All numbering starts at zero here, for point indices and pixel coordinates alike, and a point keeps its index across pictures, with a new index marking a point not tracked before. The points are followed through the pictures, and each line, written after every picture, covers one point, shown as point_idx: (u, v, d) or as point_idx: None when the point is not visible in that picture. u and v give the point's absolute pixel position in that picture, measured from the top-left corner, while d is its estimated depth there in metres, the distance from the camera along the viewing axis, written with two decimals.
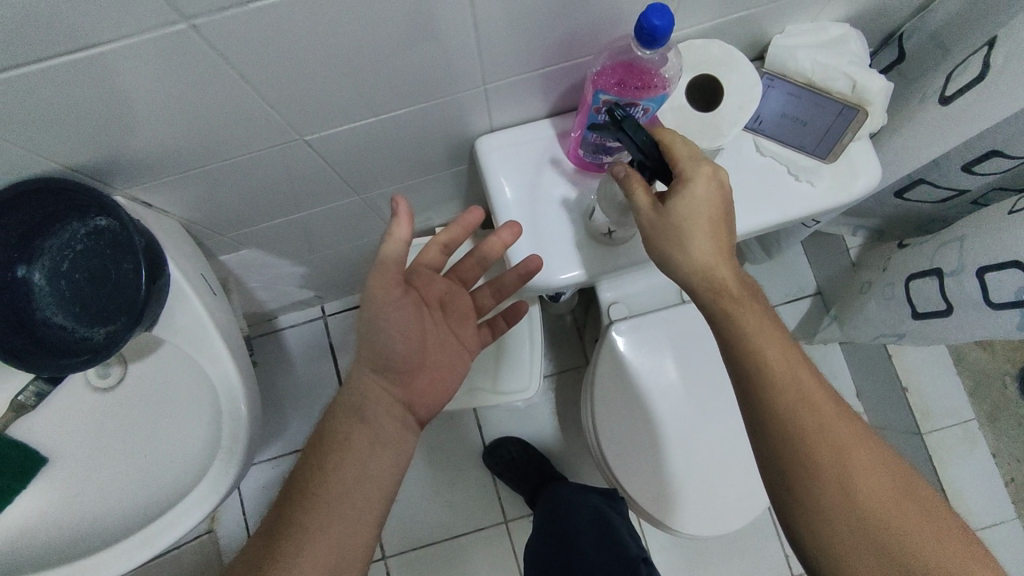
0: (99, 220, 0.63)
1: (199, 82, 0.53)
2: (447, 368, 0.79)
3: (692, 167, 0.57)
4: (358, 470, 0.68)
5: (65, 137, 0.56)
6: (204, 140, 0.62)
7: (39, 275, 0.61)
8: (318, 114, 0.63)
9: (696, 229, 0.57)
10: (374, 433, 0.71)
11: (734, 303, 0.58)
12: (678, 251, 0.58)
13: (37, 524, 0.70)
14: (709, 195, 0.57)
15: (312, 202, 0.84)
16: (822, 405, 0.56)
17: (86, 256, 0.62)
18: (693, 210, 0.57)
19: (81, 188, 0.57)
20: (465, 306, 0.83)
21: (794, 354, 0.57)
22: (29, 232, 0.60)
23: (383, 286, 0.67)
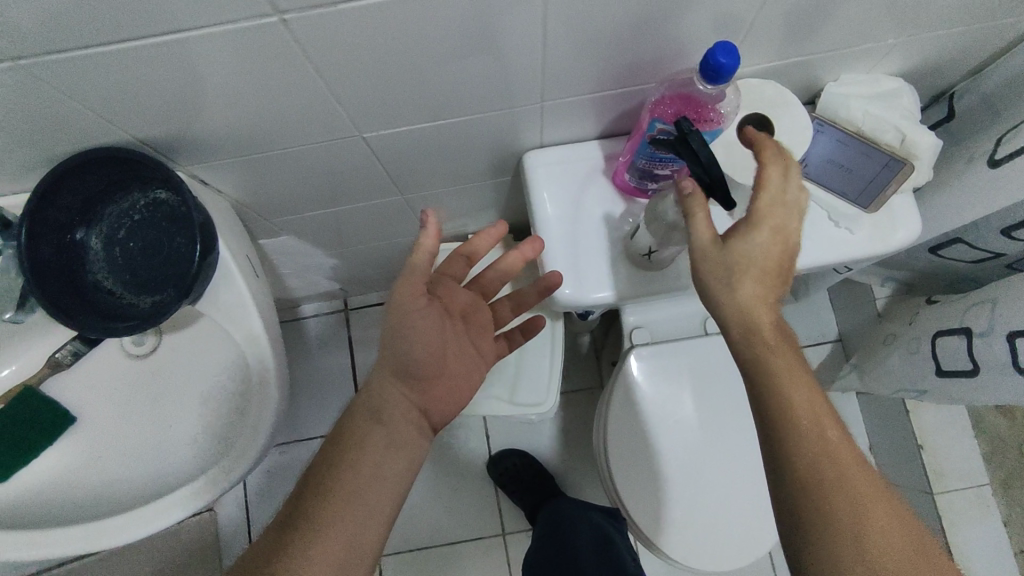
0: (159, 192, 0.65)
1: (275, 73, 0.56)
2: (464, 378, 0.78)
3: (769, 216, 0.57)
4: (374, 466, 0.68)
5: (140, 112, 0.58)
6: (268, 128, 0.64)
7: (96, 239, 0.64)
8: (379, 114, 0.65)
9: (746, 275, 0.58)
10: (389, 434, 0.70)
11: (764, 342, 0.59)
12: (721, 287, 0.59)
13: (59, 480, 0.72)
14: (772, 249, 0.58)
15: (357, 197, 0.86)
16: (841, 450, 0.56)
17: (141, 226, 0.65)
18: (750, 258, 0.58)
19: (144, 155, 0.59)
20: (486, 317, 0.83)
21: (818, 395, 0.58)
22: (92, 197, 0.62)
23: (410, 295, 0.70)
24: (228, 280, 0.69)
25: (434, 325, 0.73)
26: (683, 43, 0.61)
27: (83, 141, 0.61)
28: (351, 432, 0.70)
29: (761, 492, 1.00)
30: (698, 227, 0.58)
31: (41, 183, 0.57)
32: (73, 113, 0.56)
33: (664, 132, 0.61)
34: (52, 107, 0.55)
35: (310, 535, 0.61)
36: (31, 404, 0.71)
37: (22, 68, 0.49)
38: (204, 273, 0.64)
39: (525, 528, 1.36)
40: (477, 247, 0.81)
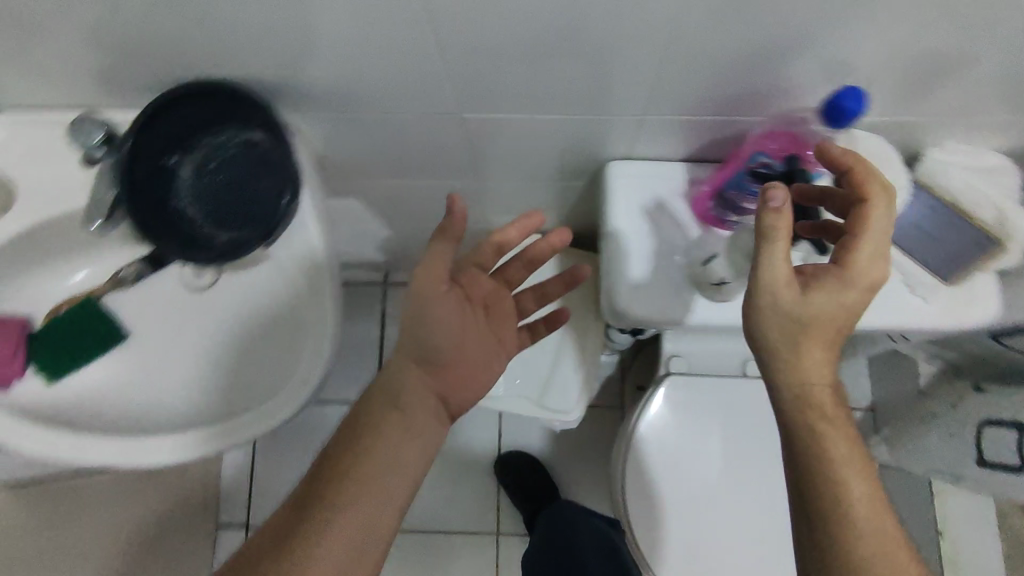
0: (254, 131, 0.65)
1: (393, 36, 0.56)
2: (484, 368, 0.74)
3: (864, 271, 0.54)
4: (385, 453, 0.68)
5: (255, 52, 0.59)
6: (370, 89, 0.65)
7: (186, 167, 0.64)
8: (479, 95, 0.66)
9: (816, 338, 0.55)
10: (405, 423, 0.69)
11: (814, 404, 0.56)
12: (786, 336, 0.55)
13: (100, 390, 0.73)
14: (858, 306, 0.55)
15: (430, 175, 0.86)
16: (883, 525, 0.53)
17: (231, 161, 0.65)
18: (828, 316, 0.54)
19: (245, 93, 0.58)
20: (508, 308, 0.78)
21: (864, 464, 0.55)
22: (191, 123, 0.63)
23: (433, 285, 0.67)
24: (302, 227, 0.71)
25: (456, 315, 0.70)
26: (795, 77, 0.60)
27: (192, 71, 0.62)
28: (364, 419, 0.70)
29: (773, 542, 0.98)
30: (777, 267, 0.53)
31: (152, 105, 0.59)
32: (192, 41, 0.58)
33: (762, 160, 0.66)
34: (176, 31, 0.57)
35: (326, 518, 0.63)
36: (83, 317, 0.72)
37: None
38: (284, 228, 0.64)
39: (520, 532, 1.35)
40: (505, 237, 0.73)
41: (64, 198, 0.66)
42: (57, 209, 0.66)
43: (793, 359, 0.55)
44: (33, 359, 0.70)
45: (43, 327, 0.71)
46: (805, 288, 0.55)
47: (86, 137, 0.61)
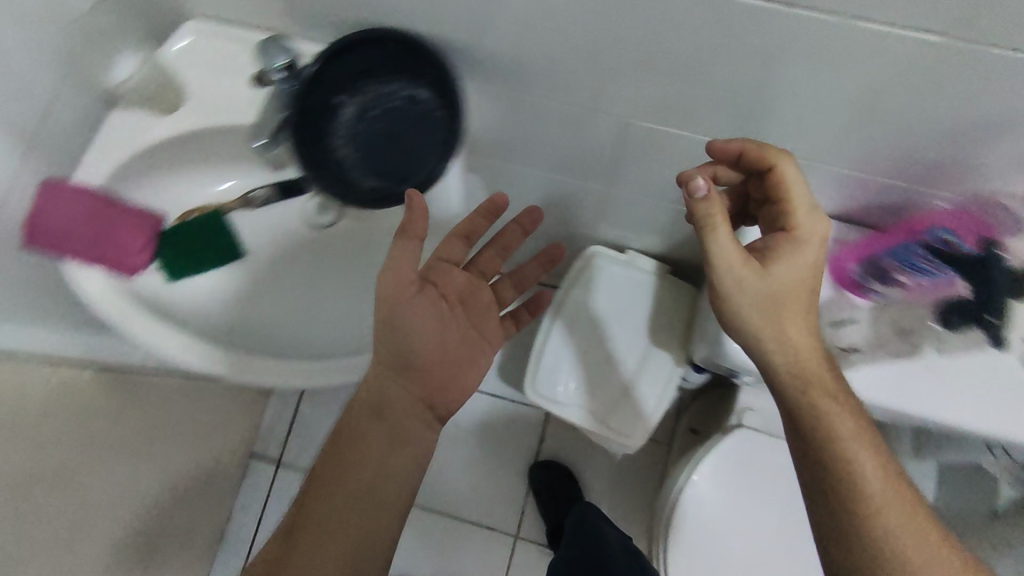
0: (421, 89, 0.65)
1: (586, 26, 0.56)
2: (469, 367, 0.74)
3: (807, 231, 0.62)
4: (377, 454, 0.70)
5: (446, 14, 0.59)
6: (543, 72, 0.65)
7: (348, 108, 0.64)
8: (645, 103, 0.65)
9: (792, 305, 0.62)
10: (394, 429, 0.71)
11: (811, 389, 0.62)
12: (758, 309, 0.62)
13: (214, 301, 0.77)
14: (817, 265, 0.62)
15: (561, 172, 0.87)
16: (888, 493, 0.59)
17: (393, 113, 0.65)
18: (793, 280, 0.62)
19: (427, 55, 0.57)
20: (487, 300, 0.77)
21: (868, 439, 0.61)
22: (364, 67, 0.63)
23: (399, 287, 0.65)
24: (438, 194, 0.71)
25: (430, 312, 0.69)
26: (987, 153, 0.57)
27: (377, 20, 0.63)
28: (346, 427, 0.71)
29: None
30: (729, 248, 0.59)
31: (334, 46, 0.59)
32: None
33: (949, 239, 0.64)
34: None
35: (318, 538, 0.65)
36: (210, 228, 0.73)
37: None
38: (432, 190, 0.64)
39: (540, 541, 1.34)
40: (473, 225, 0.75)
41: (232, 110, 0.68)
42: (223, 119, 0.69)
43: (773, 333, 0.62)
44: (159, 255, 0.73)
45: (174, 228, 0.73)
46: (765, 263, 0.62)
47: (269, 60, 0.62)
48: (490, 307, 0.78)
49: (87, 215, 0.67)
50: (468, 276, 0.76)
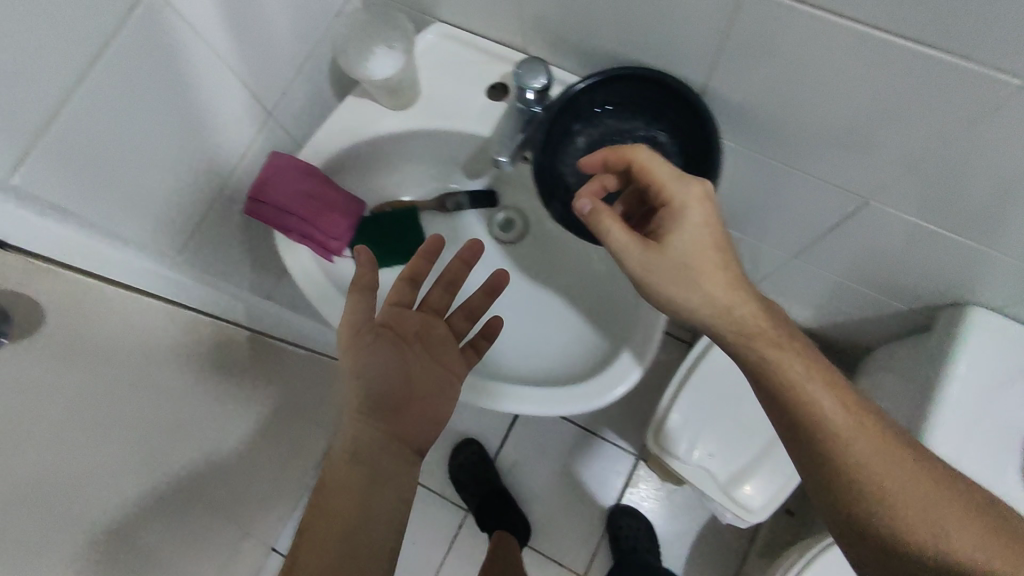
0: (659, 132, 0.64)
1: (865, 107, 0.53)
2: (440, 398, 0.64)
3: (681, 189, 0.56)
4: (366, 488, 0.57)
5: (699, 55, 0.57)
6: (781, 132, 0.61)
7: (583, 139, 0.64)
8: (891, 190, 0.61)
9: (708, 272, 0.55)
10: (379, 463, 0.59)
11: (807, 411, 0.53)
12: (678, 291, 0.56)
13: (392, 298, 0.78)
14: (705, 219, 0.56)
15: (745, 231, 0.83)
16: (929, 496, 0.50)
17: (626, 151, 0.64)
18: (695, 240, 0.56)
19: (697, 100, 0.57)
20: (444, 340, 0.67)
21: (885, 438, 0.52)
22: (607, 102, 0.63)
23: (354, 334, 0.62)
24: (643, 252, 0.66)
25: (392, 357, 0.62)
26: None
27: (621, 51, 0.61)
28: (325, 485, 0.58)
29: None
30: (624, 240, 0.57)
31: (594, 79, 0.60)
32: (649, 24, 0.56)
33: None
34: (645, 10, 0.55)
35: None
36: (408, 223, 0.76)
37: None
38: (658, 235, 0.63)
39: None
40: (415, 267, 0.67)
41: (467, 117, 0.68)
42: (457, 125, 0.68)
43: (696, 316, 0.57)
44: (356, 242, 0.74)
45: (372, 218, 0.75)
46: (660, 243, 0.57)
47: (527, 79, 0.60)
48: (450, 343, 0.67)
49: (308, 195, 0.68)
50: (422, 316, 0.67)
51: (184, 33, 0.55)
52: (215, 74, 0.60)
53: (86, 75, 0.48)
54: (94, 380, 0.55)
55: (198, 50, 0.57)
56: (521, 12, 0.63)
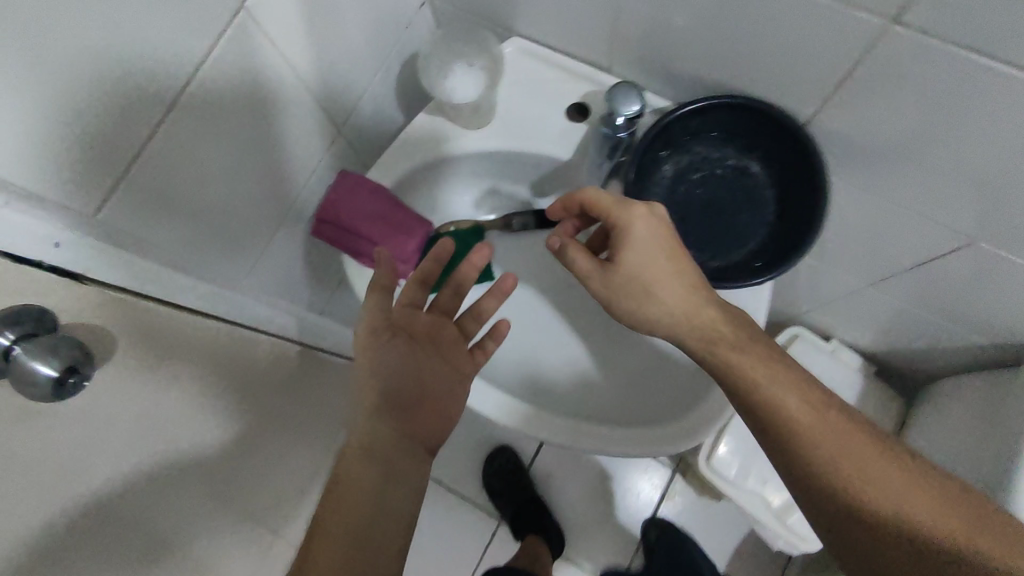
0: (751, 162, 0.60)
1: (987, 145, 0.49)
2: (453, 400, 0.60)
3: (625, 212, 0.54)
4: (381, 485, 0.52)
5: (797, 83, 0.54)
6: (881, 164, 0.58)
7: (669, 167, 0.61)
8: (1000, 228, 0.57)
9: (662, 281, 0.53)
10: (392, 458, 0.54)
11: (792, 431, 0.48)
12: (639, 305, 0.54)
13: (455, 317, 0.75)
14: (651, 239, 0.53)
15: (824, 254, 0.80)
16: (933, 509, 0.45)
17: (716, 182, 0.61)
18: (647, 254, 0.53)
19: (802, 133, 0.53)
20: (455, 343, 0.63)
21: (877, 454, 0.47)
22: (700, 129, 0.59)
23: (370, 331, 0.59)
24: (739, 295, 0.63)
25: (405, 356, 0.59)
26: None
27: (711, 75, 0.58)
28: (333, 484, 0.52)
29: None
30: (587, 267, 0.56)
31: (688, 109, 0.56)
32: (746, 49, 0.53)
33: None
34: (745, 34, 0.52)
35: None
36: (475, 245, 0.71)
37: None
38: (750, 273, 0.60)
39: None
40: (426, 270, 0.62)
41: (546, 138, 0.65)
42: (534, 145, 0.65)
43: (663, 329, 0.54)
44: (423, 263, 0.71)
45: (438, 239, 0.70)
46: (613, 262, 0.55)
47: (618, 105, 0.57)
48: (460, 347, 0.63)
49: (382, 217, 0.66)
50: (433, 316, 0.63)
51: (258, 54, 0.53)
52: (288, 96, 0.59)
53: (161, 105, 0.47)
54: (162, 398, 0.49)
55: (271, 72, 0.55)
56: (606, 30, 0.60)
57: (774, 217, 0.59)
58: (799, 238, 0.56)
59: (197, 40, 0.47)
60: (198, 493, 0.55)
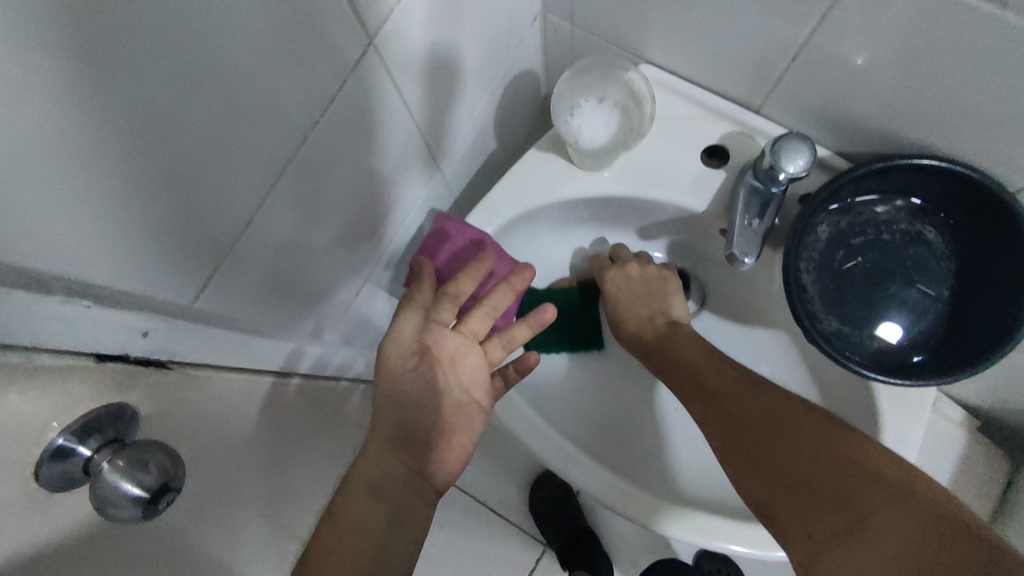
0: (927, 230, 0.52)
1: None
2: (466, 432, 0.54)
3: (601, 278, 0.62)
4: (379, 521, 0.47)
5: (1005, 155, 0.45)
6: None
7: (827, 229, 0.53)
8: None
9: (626, 312, 0.60)
10: (391, 490, 0.49)
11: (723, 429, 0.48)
12: (617, 335, 0.61)
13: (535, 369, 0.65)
14: (619, 298, 0.60)
15: None
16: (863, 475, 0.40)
17: (883, 248, 0.53)
18: (620, 291, 0.60)
19: (1019, 208, 0.45)
20: (477, 372, 0.55)
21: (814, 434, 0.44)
22: (873, 188, 0.51)
23: (398, 354, 0.52)
24: (897, 395, 0.53)
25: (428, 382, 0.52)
26: None
27: (891, 126, 0.49)
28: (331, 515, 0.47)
29: None
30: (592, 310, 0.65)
31: (875, 166, 0.48)
32: (952, 110, 0.45)
33: None
34: (953, 95, 0.43)
35: None
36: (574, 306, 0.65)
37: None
38: (914, 358, 0.52)
39: None
40: (463, 286, 0.55)
41: (676, 189, 0.56)
42: (662, 195, 0.56)
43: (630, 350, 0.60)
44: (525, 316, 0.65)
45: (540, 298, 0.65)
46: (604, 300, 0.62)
47: (781, 160, 0.48)
48: (482, 372, 0.56)
49: (455, 252, 0.58)
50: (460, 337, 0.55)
51: (375, 85, 0.45)
52: (393, 133, 0.51)
53: (269, 167, 0.40)
54: (197, 466, 0.44)
55: (380, 111, 0.47)
56: (766, 64, 0.51)
57: (954, 300, 0.51)
58: (993, 331, 0.48)
59: (318, 89, 0.40)
60: (225, 538, 0.49)
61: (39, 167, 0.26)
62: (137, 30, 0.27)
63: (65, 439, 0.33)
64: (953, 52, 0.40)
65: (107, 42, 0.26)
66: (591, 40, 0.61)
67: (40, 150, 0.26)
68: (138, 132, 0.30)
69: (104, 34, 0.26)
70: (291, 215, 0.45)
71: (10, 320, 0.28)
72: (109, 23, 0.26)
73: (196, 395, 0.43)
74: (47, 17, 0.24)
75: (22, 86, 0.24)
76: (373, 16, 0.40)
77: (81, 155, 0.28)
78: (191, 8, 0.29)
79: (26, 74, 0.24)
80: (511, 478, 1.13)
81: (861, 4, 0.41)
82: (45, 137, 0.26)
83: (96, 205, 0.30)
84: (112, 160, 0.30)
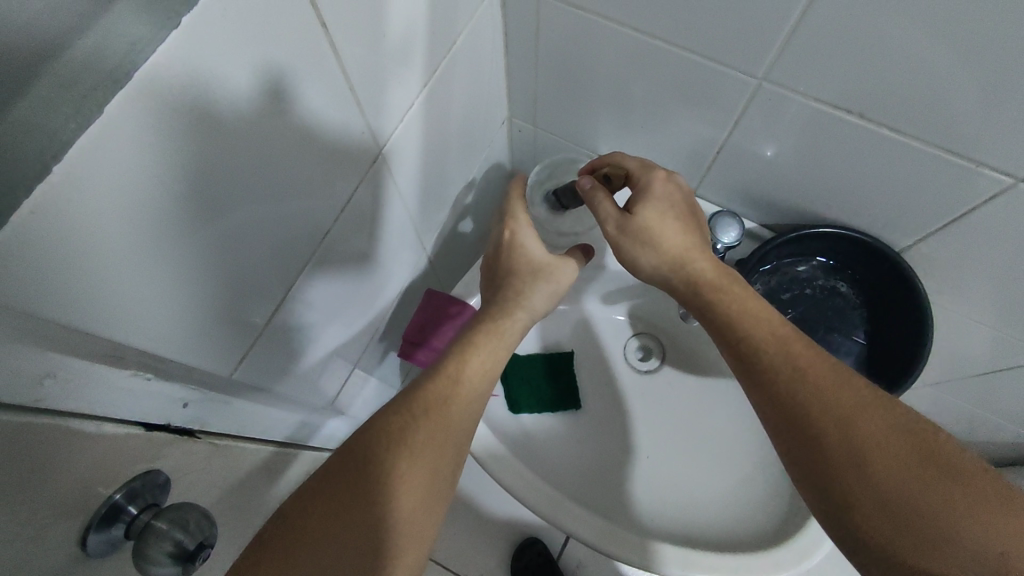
0: (840, 283, 0.63)
1: None
2: (472, 411, 0.48)
3: (645, 176, 0.53)
4: (415, 465, 0.42)
5: (889, 223, 0.57)
6: (963, 294, 0.60)
7: (761, 287, 0.63)
8: None
9: (666, 229, 0.51)
10: (433, 438, 0.44)
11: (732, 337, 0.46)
12: (643, 249, 0.51)
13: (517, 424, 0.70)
14: (662, 215, 0.51)
15: None
16: (920, 478, 0.39)
17: (809, 300, 0.63)
18: (661, 207, 0.51)
19: (904, 263, 0.56)
20: (547, 296, 0.56)
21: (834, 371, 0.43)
22: (794, 253, 0.62)
23: (531, 270, 0.56)
24: None
25: (511, 330, 0.54)
26: None
27: (799, 203, 0.61)
28: (358, 451, 0.42)
29: None
30: (608, 211, 0.52)
31: (792, 234, 0.58)
32: (842, 192, 0.56)
33: None
34: (841, 179, 0.55)
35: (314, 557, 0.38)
36: (553, 367, 0.72)
37: (903, 144, 0.48)
38: None
39: None
40: (523, 228, 0.58)
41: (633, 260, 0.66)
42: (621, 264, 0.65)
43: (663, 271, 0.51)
44: (509, 379, 0.71)
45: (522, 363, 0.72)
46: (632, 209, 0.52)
47: (716, 233, 0.58)
48: (542, 301, 0.56)
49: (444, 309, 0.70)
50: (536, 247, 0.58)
51: (382, 183, 0.53)
52: (391, 224, 0.59)
53: (297, 259, 0.47)
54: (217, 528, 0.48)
55: (383, 209, 0.56)
56: (697, 159, 0.62)
57: (871, 340, 0.63)
58: (905, 362, 0.60)
59: (341, 191, 0.47)
60: None
61: (145, 272, 0.32)
62: (221, 169, 0.34)
63: (119, 497, 0.37)
64: (837, 149, 0.52)
65: (201, 182, 0.33)
66: (552, 139, 0.72)
67: (144, 268, 0.32)
68: (216, 241, 0.37)
69: (200, 178, 0.33)
70: (310, 293, 0.51)
71: (89, 391, 0.34)
72: (208, 166, 0.33)
73: (218, 461, 0.48)
74: (165, 170, 0.30)
75: (145, 221, 0.31)
76: (385, 133, 0.49)
77: (174, 265, 0.34)
78: (258, 145, 0.36)
79: (152, 210, 0.31)
80: (493, 547, 1.13)
81: (762, 116, 0.53)
82: (154, 251, 0.32)
83: (173, 298, 0.36)
84: (192, 268, 0.36)
